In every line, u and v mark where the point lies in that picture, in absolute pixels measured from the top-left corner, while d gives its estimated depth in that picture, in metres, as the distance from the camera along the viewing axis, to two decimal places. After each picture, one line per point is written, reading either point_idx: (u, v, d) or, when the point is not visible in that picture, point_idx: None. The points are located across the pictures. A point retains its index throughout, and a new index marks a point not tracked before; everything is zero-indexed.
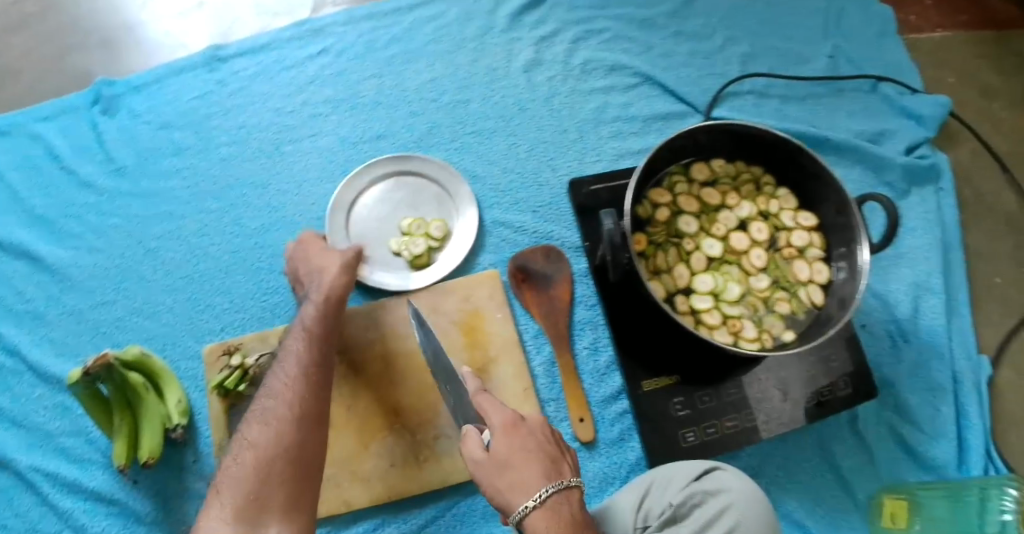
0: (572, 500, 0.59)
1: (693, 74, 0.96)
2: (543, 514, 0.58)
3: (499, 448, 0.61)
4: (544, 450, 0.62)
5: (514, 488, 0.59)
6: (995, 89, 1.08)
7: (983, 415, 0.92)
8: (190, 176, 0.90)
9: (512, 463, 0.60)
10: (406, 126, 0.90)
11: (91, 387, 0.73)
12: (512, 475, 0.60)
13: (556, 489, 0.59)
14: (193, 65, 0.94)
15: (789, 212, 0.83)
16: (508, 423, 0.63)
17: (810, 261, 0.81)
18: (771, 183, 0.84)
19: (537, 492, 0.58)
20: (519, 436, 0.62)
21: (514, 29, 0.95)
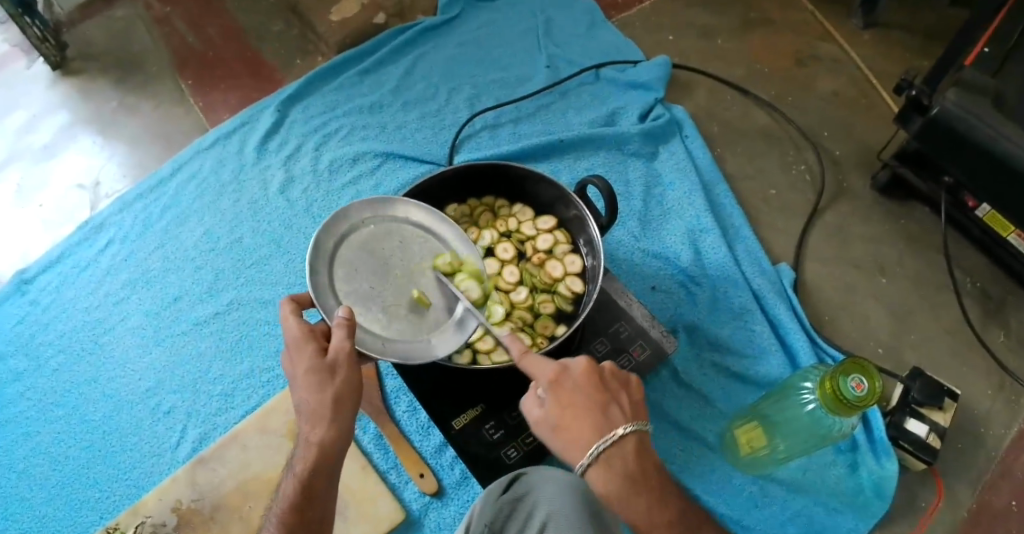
0: (623, 453, 0.70)
1: (429, 133, 1.06)
2: (600, 468, 0.69)
3: (552, 409, 0.71)
4: (593, 403, 0.71)
5: (570, 447, 0.69)
6: (713, 27, 1.22)
7: (792, 316, 0.99)
8: (31, 394, 1.03)
9: (564, 422, 0.70)
10: (195, 281, 1.03)
11: None
12: (567, 435, 0.70)
13: (606, 444, 0.69)
14: (5, 294, 1.08)
15: (528, 223, 0.92)
16: (555, 383, 0.72)
17: (561, 257, 0.90)
18: (504, 205, 0.93)
19: (590, 451, 0.69)
20: (568, 395, 0.71)
21: (263, 158, 1.08)
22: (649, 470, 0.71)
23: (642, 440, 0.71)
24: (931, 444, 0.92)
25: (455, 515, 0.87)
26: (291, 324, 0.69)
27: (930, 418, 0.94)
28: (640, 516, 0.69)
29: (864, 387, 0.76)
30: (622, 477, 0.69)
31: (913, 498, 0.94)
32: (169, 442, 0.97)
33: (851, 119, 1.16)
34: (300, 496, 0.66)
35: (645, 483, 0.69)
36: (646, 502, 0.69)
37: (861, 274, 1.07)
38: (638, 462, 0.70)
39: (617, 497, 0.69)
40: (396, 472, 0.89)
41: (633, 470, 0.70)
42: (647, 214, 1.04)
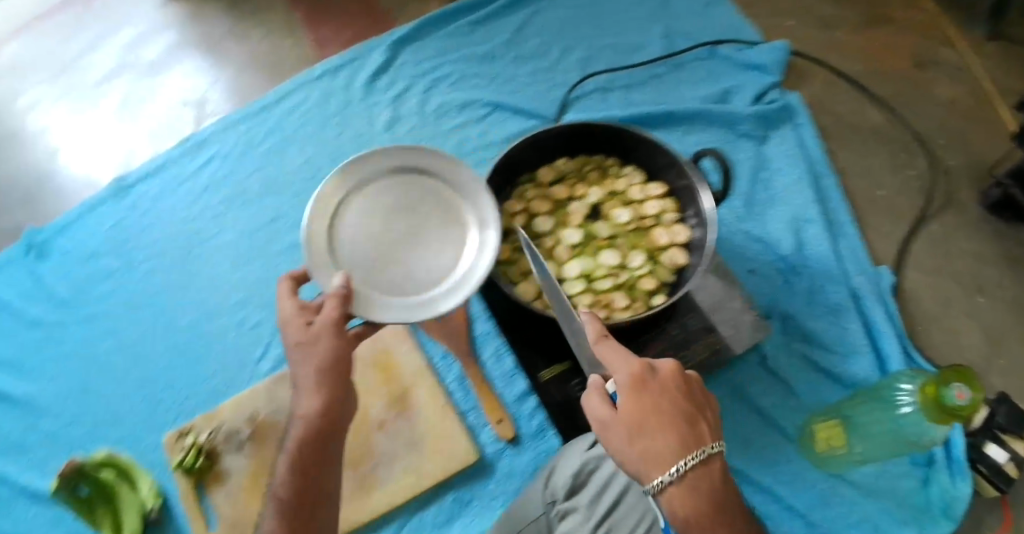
0: (707, 482, 0.58)
1: (540, 89, 1.05)
2: (682, 492, 0.58)
3: (628, 410, 0.60)
4: (681, 412, 0.60)
5: (648, 459, 0.58)
6: (833, 20, 1.19)
7: (888, 320, 0.97)
8: (122, 294, 1.06)
9: (648, 429, 0.59)
10: (293, 208, 1.06)
11: (71, 488, 0.93)
12: (644, 442, 0.59)
13: (695, 462, 0.58)
14: (104, 198, 1.11)
15: (637, 186, 0.90)
16: (636, 381, 0.61)
17: (668, 225, 0.87)
18: (614, 164, 0.92)
19: (674, 466, 0.57)
20: (652, 397, 0.60)
21: (371, 95, 1.08)
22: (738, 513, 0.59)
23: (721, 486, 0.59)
24: (1009, 472, 0.89)
25: (528, 465, 0.88)
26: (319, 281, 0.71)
27: (1011, 446, 0.90)
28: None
29: (967, 398, 0.73)
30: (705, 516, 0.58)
31: (979, 524, 0.92)
32: (253, 356, 1.00)
33: (967, 129, 1.13)
34: (316, 435, 0.67)
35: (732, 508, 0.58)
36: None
37: (961, 289, 1.03)
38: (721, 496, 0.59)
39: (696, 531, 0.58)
40: (475, 414, 0.91)
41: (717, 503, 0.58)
42: (751, 198, 1.02)
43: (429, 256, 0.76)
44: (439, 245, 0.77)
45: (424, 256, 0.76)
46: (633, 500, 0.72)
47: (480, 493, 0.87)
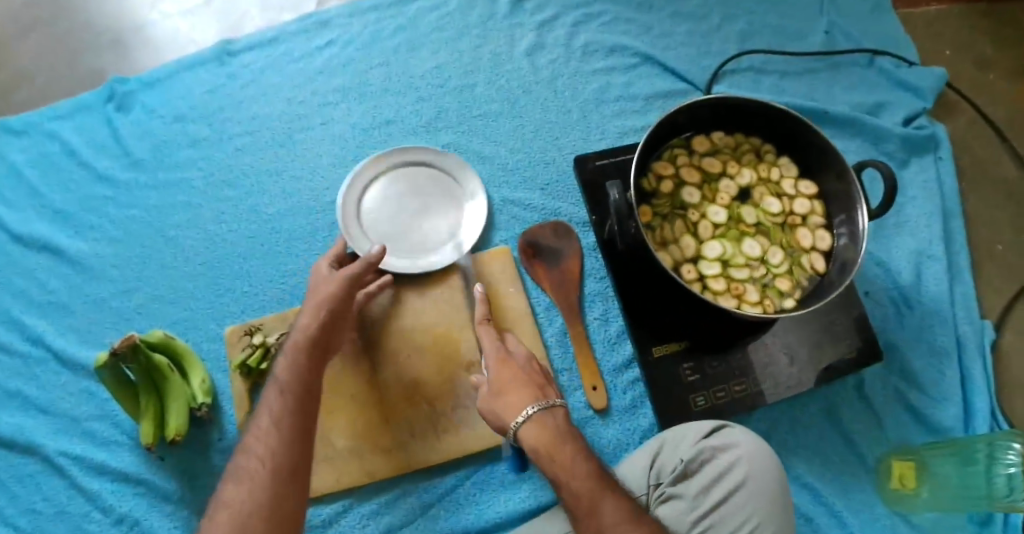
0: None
1: (692, 53, 1.00)
2: (533, 427, 0.70)
3: (494, 378, 0.75)
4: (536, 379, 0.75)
5: (508, 409, 0.72)
6: (991, 57, 1.14)
7: (986, 378, 0.94)
8: (205, 166, 0.99)
9: (507, 391, 0.73)
10: (414, 113, 0.98)
11: (116, 370, 0.82)
12: (506, 399, 0.73)
13: (540, 408, 0.71)
14: (206, 60, 1.05)
15: (790, 181, 0.86)
16: (500, 359, 0.77)
17: (813, 228, 0.84)
18: (771, 151, 0.87)
19: (523, 410, 0.71)
20: (511, 369, 0.76)
21: (517, 14, 1.02)
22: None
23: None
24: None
25: (613, 440, 0.83)
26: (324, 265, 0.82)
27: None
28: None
29: None
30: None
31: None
32: None
33: None
34: (310, 343, 0.73)
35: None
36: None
37: None
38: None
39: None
40: (567, 375, 0.85)
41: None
42: (881, 220, 0.99)
43: (438, 223, 0.90)
44: (449, 211, 0.91)
45: (439, 218, 0.90)
46: (741, 502, 0.71)
47: None
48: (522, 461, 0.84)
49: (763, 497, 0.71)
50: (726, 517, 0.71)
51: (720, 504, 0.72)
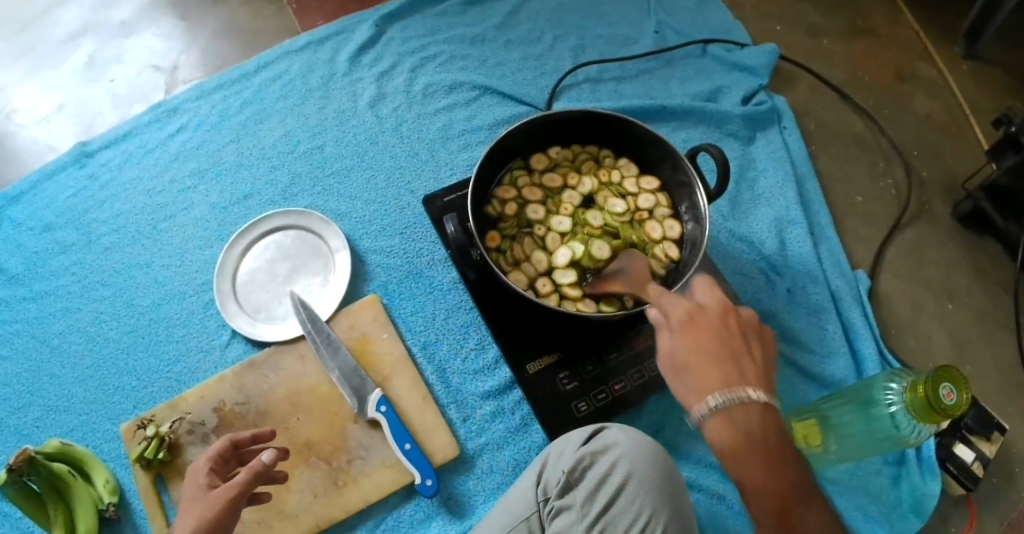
0: (748, 411, 0.68)
1: (529, 76, 1.08)
2: (719, 420, 0.68)
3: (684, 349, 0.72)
4: (722, 351, 0.71)
5: (697, 391, 0.70)
6: (820, 25, 1.22)
7: (866, 321, 0.98)
8: (78, 269, 1.00)
9: (696, 367, 0.71)
10: (269, 182, 1.02)
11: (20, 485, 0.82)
12: (695, 378, 0.71)
13: (727, 398, 0.68)
14: (65, 165, 1.06)
15: (632, 179, 0.89)
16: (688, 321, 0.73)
17: (661, 220, 0.87)
18: (609, 155, 0.90)
19: (710, 402, 0.68)
20: (696, 332, 0.72)
21: (356, 70, 1.08)
22: (772, 434, 0.68)
23: (733, 374, 0.70)
24: (974, 470, 0.91)
25: (511, 461, 0.86)
26: (202, 467, 0.76)
27: (975, 446, 0.93)
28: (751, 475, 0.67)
29: (955, 398, 0.75)
30: (741, 429, 0.68)
31: (944, 523, 0.92)
32: (219, 340, 0.95)
33: (941, 141, 1.13)
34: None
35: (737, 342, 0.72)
36: (722, 371, 0.70)
37: (930, 295, 1.04)
38: (761, 425, 0.68)
39: (728, 450, 0.68)
40: (455, 409, 0.88)
41: (754, 429, 0.68)
42: (737, 196, 1.03)
43: (307, 280, 0.93)
44: (317, 269, 0.94)
45: (311, 274, 0.94)
46: (629, 499, 0.72)
47: (463, 489, 0.85)
48: (431, 486, 0.82)
49: (649, 489, 0.72)
50: (617, 518, 0.71)
51: (609, 506, 0.72)
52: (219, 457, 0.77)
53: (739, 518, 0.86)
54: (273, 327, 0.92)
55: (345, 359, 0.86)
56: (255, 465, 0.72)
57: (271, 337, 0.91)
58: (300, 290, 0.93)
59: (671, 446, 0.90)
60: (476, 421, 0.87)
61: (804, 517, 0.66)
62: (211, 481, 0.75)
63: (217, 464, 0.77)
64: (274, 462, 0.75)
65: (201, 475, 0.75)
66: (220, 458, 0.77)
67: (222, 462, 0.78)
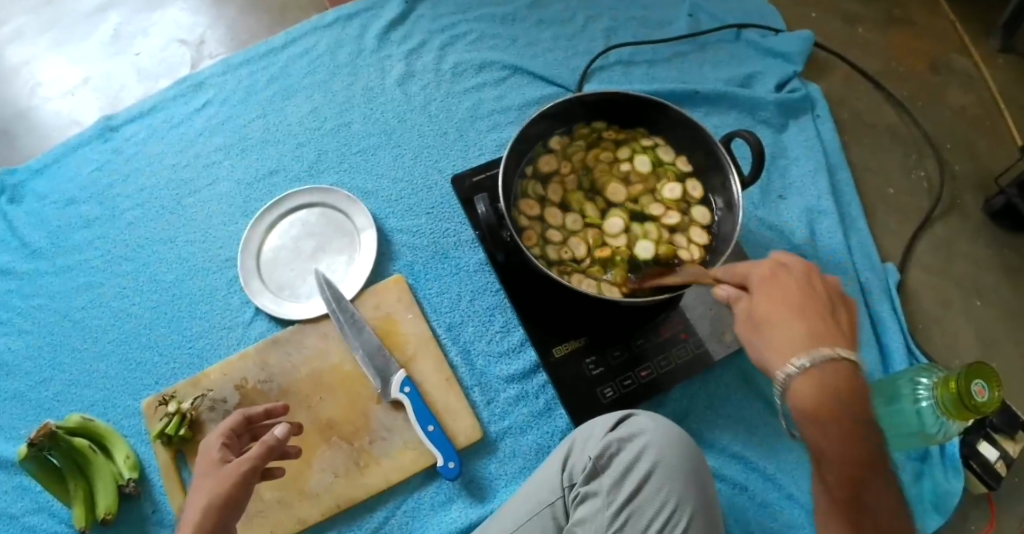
0: (839, 373, 0.62)
1: (560, 57, 1.06)
2: (805, 381, 0.63)
3: (761, 305, 0.67)
4: (806, 306, 0.66)
5: (778, 350, 0.65)
6: (856, 13, 1.20)
7: (895, 315, 0.96)
8: (102, 243, 1.00)
9: (773, 322, 0.66)
10: (295, 159, 1.01)
11: (41, 460, 0.82)
12: (772, 333, 0.66)
13: (819, 359, 0.63)
14: (88, 139, 1.05)
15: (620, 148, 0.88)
16: (767, 276, 0.69)
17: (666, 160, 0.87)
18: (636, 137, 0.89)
19: (799, 360, 0.63)
20: (779, 291, 0.68)
21: (384, 47, 1.06)
22: (861, 399, 0.62)
23: (821, 331, 0.65)
24: (997, 469, 0.90)
25: (533, 445, 0.85)
26: (214, 441, 0.76)
27: (1000, 446, 0.92)
28: (833, 442, 0.61)
29: (986, 395, 0.74)
30: (830, 392, 0.62)
31: (964, 521, 0.92)
32: (243, 316, 0.94)
33: (976, 135, 1.11)
34: (214, 506, 0.69)
35: (826, 302, 0.68)
36: (809, 326, 0.65)
37: (960, 290, 1.02)
38: (850, 385, 0.62)
39: (812, 414, 0.62)
40: (480, 391, 0.87)
41: (844, 389, 0.62)
42: (768, 185, 1.01)
43: (333, 257, 0.93)
44: (343, 247, 0.93)
45: (336, 251, 0.93)
46: (656, 486, 0.71)
47: (484, 473, 0.84)
48: (454, 468, 0.81)
49: (675, 477, 0.71)
50: (644, 505, 0.71)
51: (636, 493, 0.71)
52: (232, 432, 0.78)
53: (760, 510, 0.85)
54: (298, 304, 0.91)
55: (369, 339, 0.85)
56: (268, 440, 0.72)
57: (296, 315, 0.91)
58: (325, 269, 0.92)
59: (694, 434, 0.88)
60: (500, 404, 0.86)
61: (878, 491, 0.61)
62: (224, 456, 0.75)
63: (229, 438, 0.77)
64: (287, 436, 0.74)
65: (215, 447, 0.76)
66: (233, 433, 0.78)
67: (234, 437, 0.78)
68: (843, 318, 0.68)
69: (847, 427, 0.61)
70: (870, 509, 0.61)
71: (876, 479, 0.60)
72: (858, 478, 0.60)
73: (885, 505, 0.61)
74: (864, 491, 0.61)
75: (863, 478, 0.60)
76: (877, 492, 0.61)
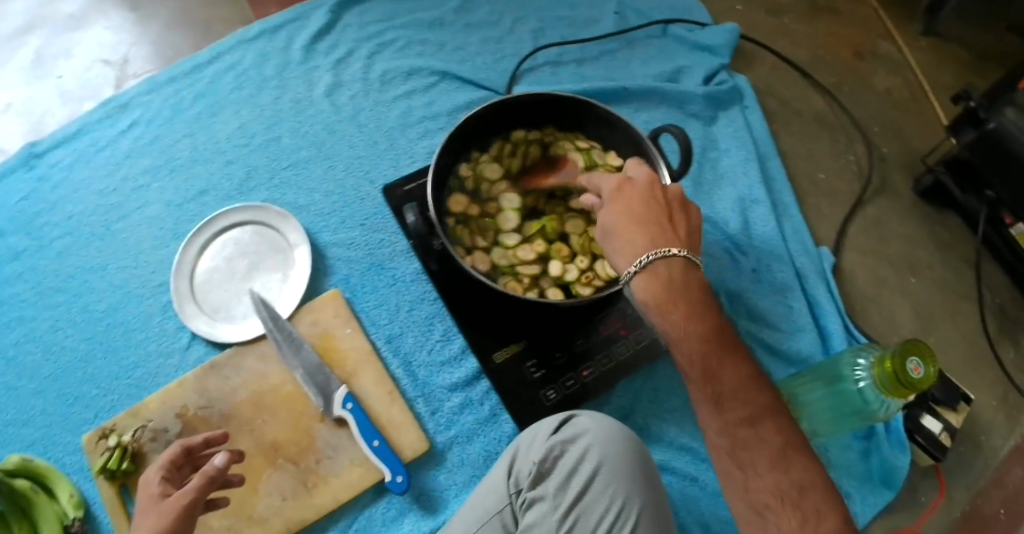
0: (673, 268, 0.66)
1: (489, 60, 1.06)
2: (645, 278, 0.66)
3: (608, 208, 0.70)
4: (650, 212, 0.69)
5: (624, 253, 0.68)
6: (781, 4, 1.22)
7: (832, 297, 0.98)
8: (31, 276, 0.96)
9: (618, 228, 0.69)
10: (225, 177, 0.99)
11: None
12: (618, 239, 0.69)
13: (656, 256, 0.66)
14: (13, 167, 1.01)
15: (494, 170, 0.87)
16: (617, 185, 0.71)
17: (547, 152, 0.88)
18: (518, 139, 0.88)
19: (639, 259, 0.66)
20: (625, 198, 0.70)
21: (311, 59, 1.05)
22: (697, 287, 0.67)
23: (659, 235, 0.67)
24: (941, 441, 0.92)
25: (481, 453, 0.85)
26: (153, 477, 0.74)
27: (943, 417, 0.93)
28: (676, 327, 0.66)
29: (922, 371, 0.75)
30: (664, 287, 0.66)
31: (912, 495, 0.94)
32: (179, 343, 0.92)
33: (901, 117, 1.14)
34: None
35: (664, 208, 0.69)
36: (648, 234, 0.67)
37: (894, 270, 1.05)
38: (684, 279, 0.67)
39: (654, 305, 0.66)
40: (424, 402, 0.87)
41: (677, 282, 0.66)
42: (700, 177, 1.02)
43: (268, 274, 0.91)
44: (278, 264, 0.92)
45: (271, 267, 0.92)
46: (602, 487, 0.71)
47: (433, 484, 0.84)
48: (401, 483, 0.81)
49: (621, 477, 0.72)
50: (590, 507, 0.71)
51: (581, 495, 0.71)
52: (172, 464, 0.76)
53: (712, 499, 0.86)
54: (234, 323, 0.90)
55: (308, 357, 0.84)
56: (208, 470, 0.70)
57: (230, 338, 0.89)
58: (259, 288, 0.90)
59: (642, 430, 0.89)
60: (445, 414, 0.86)
61: (723, 367, 0.65)
62: (164, 490, 0.73)
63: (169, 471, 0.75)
64: (229, 463, 0.72)
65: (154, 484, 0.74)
66: (172, 465, 0.76)
67: (175, 469, 0.76)
68: (683, 225, 0.69)
69: (688, 314, 0.65)
70: (719, 384, 0.64)
71: (722, 358, 0.65)
72: (706, 355, 0.65)
73: (737, 381, 0.64)
74: (716, 372, 0.65)
75: (710, 354, 0.65)
76: (728, 366, 0.65)
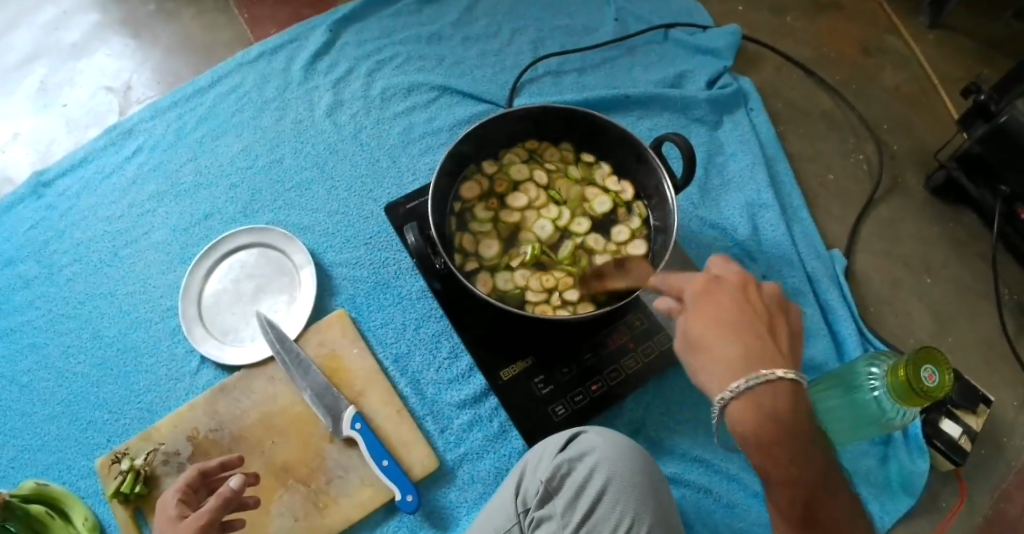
0: (776, 393, 0.64)
1: (489, 72, 1.07)
2: (743, 404, 0.65)
3: (696, 321, 0.70)
4: (746, 325, 0.68)
5: (719, 379, 0.67)
6: (784, 3, 1.20)
7: (844, 301, 0.96)
8: (42, 304, 0.96)
9: (707, 341, 0.69)
10: (229, 200, 0.99)
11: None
12: (708, 355, 0.68)
13: (756, 382, 0.64)
14: (22, 197, 1.01)
15: (516, 171, 0.87)
16: (702, 290, 0.72)
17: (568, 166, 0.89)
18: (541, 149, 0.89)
19: (735, 385, 0.65)
20: (714, 303, 0.71)
21: (311, 78, 1.05)
22: (802, 416, 0.64)
23: (757, 348, 0.67)
24: (962, 446, 0.90)
25: (491, 469, 0.85)
26: (170, 499, 0.75)
27: (963, 421, 0.91)
28: (777, 465, 0.63)
29: (937, 379, 0.72)
30: (765, 415, 0.64)
31: (934, 501, 0.91)
32: (188, 367, 0.92)
33: (911, 113, 1.12)
34: None
35: (761, 316, 0.70)
36: (743, 346, 0.67)
37: (908, 271, 1.03)
38: (789, 406, 0.64)
39: (754, 439, 0.64)
40: (432, 420, 0.87)
41: (781, 410, 0.64)
42: (706, 183, 1.01)
43: (275, 295, 0.92)
44: (283, 284, 0.93)
45: (278, 288, 0.92)
46: (611, 503, 0.70)
47: (444, 502, 0.84)
48: (412, 502, 0.81)
49: (632, 493, 0.71)
50: (600, 524, 0.70)
51: (590, 512, 0.70)
52: (189, 487, 0.76)
53: (727, 511, 0.85)
54: (242, 344, 0.90)
55: (316, 379, 0.84)
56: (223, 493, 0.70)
57: (238, 361, 0.89)
58: (266, 310, 0.91)
59: (654, 443, 0.88)
60: (454, 431, 0.86)
61: (828, 506, 0.62)
62: (181, 513, 0.74)
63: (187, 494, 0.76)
64: (244, 486, 0.73)
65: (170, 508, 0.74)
66: (189, 488, 0.76)
67: (192, 492, 0.76)
68: (781, 331, 0.70)
69: (792, 449, 0.63)
70: (823, 525, 0.62)
71: (824, 496, 0.62)
72: (806, 496, 0.62)
73: (838, 520, 0.62)
74: (819, 512, 0.62)
75: (814, 494, 0.62)
76: (831, 507, 0.62)
